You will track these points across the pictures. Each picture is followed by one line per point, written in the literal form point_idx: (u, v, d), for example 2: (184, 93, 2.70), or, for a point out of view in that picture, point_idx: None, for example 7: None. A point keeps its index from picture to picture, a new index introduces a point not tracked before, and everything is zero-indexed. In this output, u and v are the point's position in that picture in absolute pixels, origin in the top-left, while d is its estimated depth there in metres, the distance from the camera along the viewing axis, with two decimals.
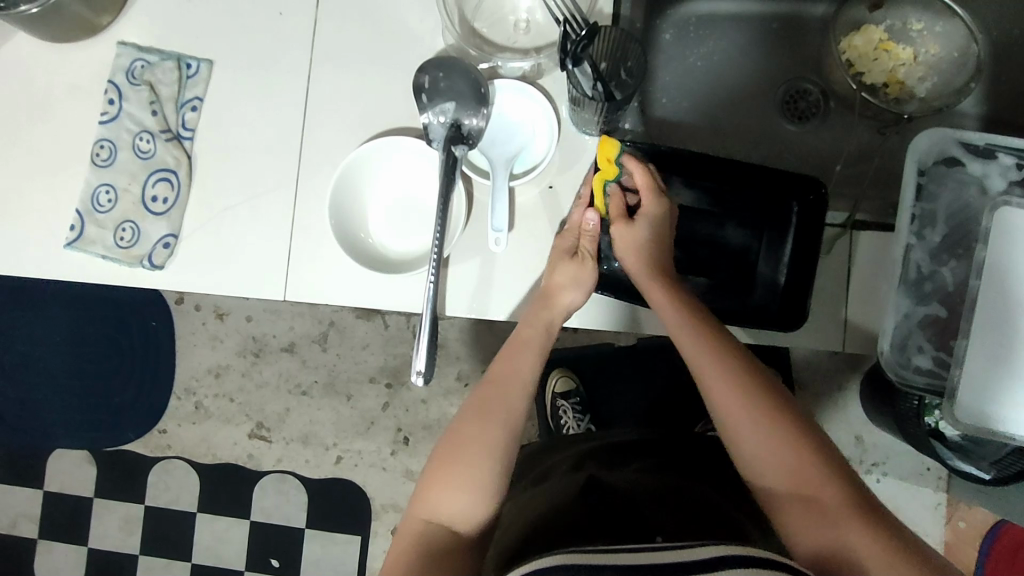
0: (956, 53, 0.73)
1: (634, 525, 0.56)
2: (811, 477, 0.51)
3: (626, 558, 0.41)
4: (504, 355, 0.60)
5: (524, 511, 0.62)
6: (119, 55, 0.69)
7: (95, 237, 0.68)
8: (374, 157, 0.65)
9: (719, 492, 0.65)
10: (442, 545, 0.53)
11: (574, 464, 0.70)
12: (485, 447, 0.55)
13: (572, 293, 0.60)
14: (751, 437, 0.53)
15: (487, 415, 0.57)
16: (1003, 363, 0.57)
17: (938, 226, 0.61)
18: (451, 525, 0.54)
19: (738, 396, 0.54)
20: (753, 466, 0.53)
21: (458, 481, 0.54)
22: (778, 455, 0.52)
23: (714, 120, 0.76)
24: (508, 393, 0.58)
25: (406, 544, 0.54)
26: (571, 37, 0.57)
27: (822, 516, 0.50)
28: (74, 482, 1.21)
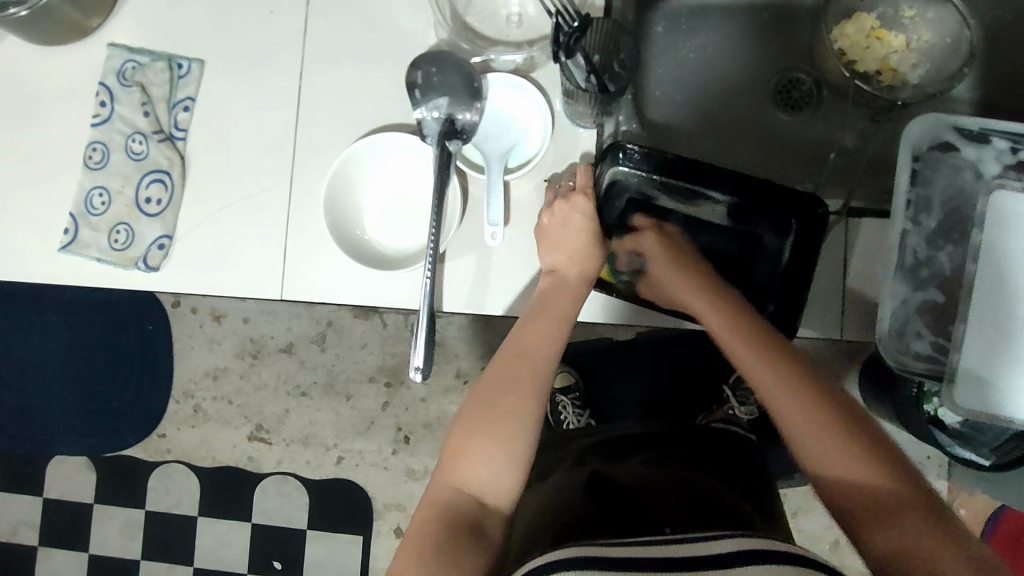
0: (949, 39, 0.73)
1: (640, 519, 0.55)
2: (868, 467, 0.47)
3: (642, 553, 0.41)
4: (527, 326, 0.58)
5: (533, 507, 0.63)
6: (110, 56, 0.69)
7: (89, 240, 0.68)
8: (368, 153, 0.65)
9: (722, 484, 0.65)
10: (472, 512, 0.49)
11: (577, 460, 0.70)
12: (514, 420, 0.53)
13: (571, 268, 0.61)
14: (803, 427, 0.50)
15: (518, 385, 0.54)
16: (1001, 348, 0.57)
17: (932, 212, 0.61)
18: (479, 496, 0.50)
19: (784, 384, 0.52)
20: (805, 453, 0.49)
21: (490, 448, 0.51)
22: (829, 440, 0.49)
23: (708, 111, 0.76)
24: (536, 361, 0.56)
25: (430, 515, 0.49)
26: (564, 30, 0.55)
27: (882, 505, 0.45)
28: (74, 488, 1.21)
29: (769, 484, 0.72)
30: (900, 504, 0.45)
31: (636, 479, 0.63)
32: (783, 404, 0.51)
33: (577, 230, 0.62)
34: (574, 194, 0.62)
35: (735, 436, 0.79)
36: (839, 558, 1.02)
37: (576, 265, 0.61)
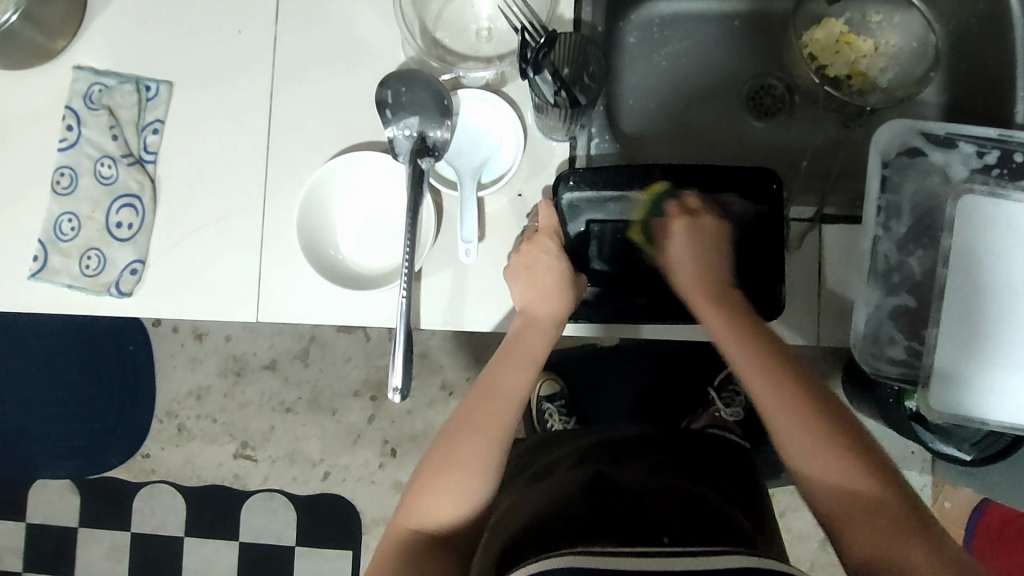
0: (915, 43, 0.74)
1: (643, 527, 0.55)
2: (853, 477, 0.50)
3: (635, 564, 0.42)
4: (499, 362, 0.60)
5: (528, 502, 0.62)
6: (76, 79, 0.68)
7: (59, 266, 0.67)
8: (341, 173, 0.64)
9: (719, 495, 0.65)
10: (423, 549, 0.52)
11: (576, 460, 0.69)
12: (478, 463, 0.55)
13: (541, 304, 0.60)
14: (798, 439, 0.53)
15: (481, 426, 0.56)
16: (970, 350, 0.59)
17: (903, 217, 0.61)
18: (436, 532, 0.53)
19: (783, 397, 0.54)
20: (801, 460, 0.52)
21: (449, 493, 0.54)
22: (830, 463, 0.51)
23: (680, 120, 0.76)
24: (500, 410, 0.57)
25: (389, 550, 0.53)
26: (531, 45, 0.57)
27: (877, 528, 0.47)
28: (56, 513, 1.19)
29: (764, 496, 0.72)
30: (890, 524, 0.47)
31: (637, 486, 0.62)
32: (782, 421, 0.54)
33: (544, 268, 0.60)
34: (539, 234, 0.61)
35: (728, 441, 0.79)
36: (829, 557, 1.02)
37: (546, 303, 0.60)
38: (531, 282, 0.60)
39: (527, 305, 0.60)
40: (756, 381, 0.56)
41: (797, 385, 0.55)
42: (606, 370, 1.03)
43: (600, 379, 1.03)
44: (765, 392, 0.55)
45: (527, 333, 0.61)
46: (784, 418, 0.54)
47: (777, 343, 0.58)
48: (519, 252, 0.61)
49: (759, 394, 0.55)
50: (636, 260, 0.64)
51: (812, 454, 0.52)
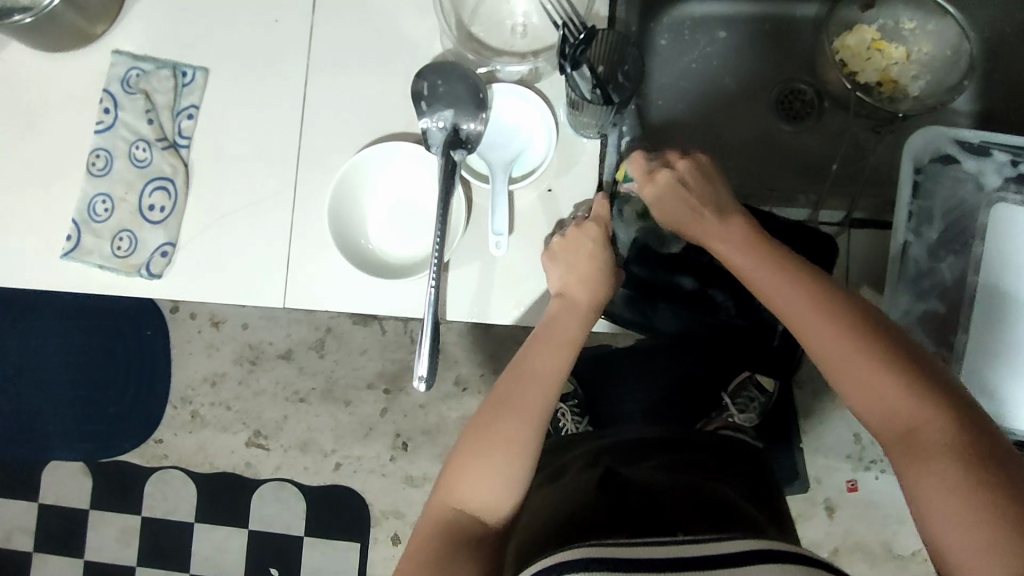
0: (949, 51, 0.73)
1: (655, 520, 0.56)
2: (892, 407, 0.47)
3: (652, 554, 0.41)
4: (538, 344, 0.59)
5: (544, 503, 0.62)
6: (114, 63, 0.69)
7: (91, 246, 0.68)
8: (374, 161, 0.65)
9: (736, 495, 0.64)
10: (462, 529, 0.53)
11: (589, 461, 0.69)
12: (509, 446, 0.54)
13: (583, 292, 0.60)
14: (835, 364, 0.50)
15: (509, 409, 0.56)
16: (1001, 358, 0.59)
17: (935, 224, 0.61)
18: (478, 516, 0.54)
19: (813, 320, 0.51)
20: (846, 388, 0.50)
21: (481, 477, 0.54)
22: (872, 383, 0.48)
23: (710, 122, 0.76)
24: (533, 396, 0.56)
25: (427, 529, 0.54)
26: (570, 41, 0.58)
27: (921, 453, 0.45)
28: (69, 494, 1.20)
29: (783, 502, 0.70)
30: (929, 438, 0.45)
31: (653, 482, 0.62)
32: (819, 343, 0.50)
33: (586, 255, 0.61)
34: (588, 222, 0.61)
35: (742, 442, 0.79)
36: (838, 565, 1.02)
37: (586, 289, 0.60)
38: (577, 270, 0.60)
39: (566, 288, 0.61)
40: (780, 301, 0.53)
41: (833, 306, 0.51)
42: (621, 368, 1.02)
43: (614, 378, 1.02)
44: (801, 318, 0.51)
45: (564, 317, 0.60)
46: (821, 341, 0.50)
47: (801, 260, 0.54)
48: (564, 239, 0.61)
49: (795, 320, 0.52)
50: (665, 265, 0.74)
51: (849, 371, 0.49)
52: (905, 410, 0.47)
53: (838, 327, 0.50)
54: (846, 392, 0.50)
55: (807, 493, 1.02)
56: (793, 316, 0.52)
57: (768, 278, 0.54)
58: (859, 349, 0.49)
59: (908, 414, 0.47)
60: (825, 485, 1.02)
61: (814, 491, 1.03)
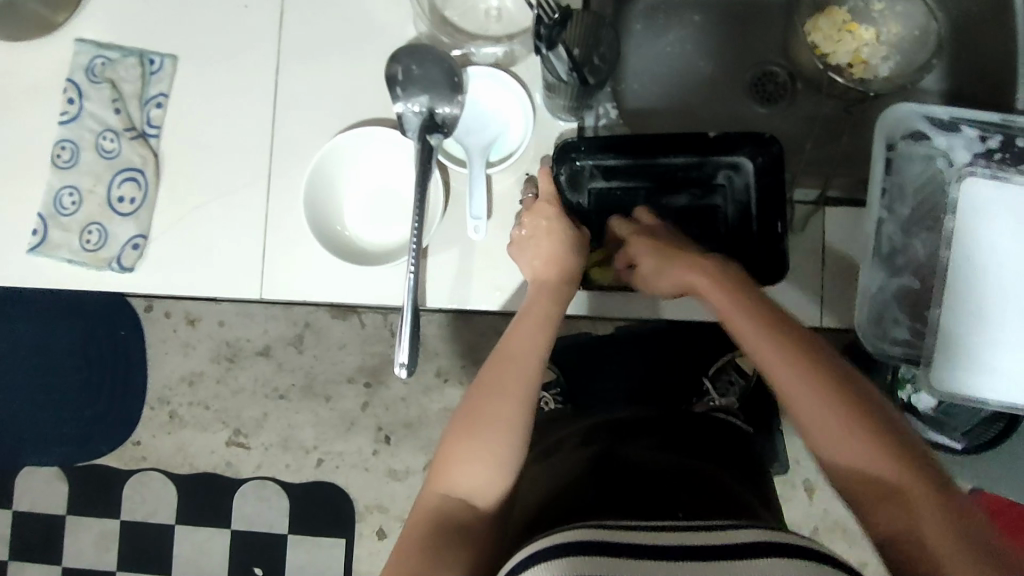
0: (917, 31, 0.74)
1: (651, 506, 0.56)
2: (874, 454, 0.48)
3: (650, 540, 0.41)
4: (521, 325, 0.58)
5: (532, 485, 0.62)
6: (77, 52, 0.67)
7: (59, 241, 0.66)
8: (348, 148, 0.64)
9: (728, 476, 0.64)
10: (457, 521, 0.51)
11: (583, 438, 0.69)
12: (502, 424, 0.53)
13: (547, 271, 0.60)
14: (814, 412, 0.49)
15: (496, 390, 0.55)
16: (974, 331, 0.60)
17: (906, 199, 0.63)
18: (469, 500, 0.52)
19: (790, 365, 0.51)
20: (817, 436, 0.49)
21: (474, 453, 0.52)
22: (862, 452, 0.48)
23: (684, 103, 0.76)
24: (519, 374, 0.55)
25: (417, 525, 0.51)
26: (545, 22, 0.55)
27: (897, 500, 0.46)
28: (44, 500, 1.17)
29: (766, 478, 0.72)
30: (927, 515, 0.45)
31: (647, 465, 0.62)
32: (795, 389, 0.50)
33: (541, 233, 0.61)
34: (538, 202, 0.62)
35: (729, 424, 0.79)
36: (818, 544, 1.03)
37: (553, 270, 0.60)
38: (535, 251, 0.60)
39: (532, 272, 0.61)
40: (755, 345, 0.53)
41: (807, 356, 0.51)
42: (605, 356, 1.04)
43: (597, 368, 1.04)
44: (779, 365, 0.51)
45: (536, 297, 0.60)
46: (814, 412, 0.49)
47: (777, 308, 0.55)
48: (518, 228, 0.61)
49: (772, 365, 0.51)
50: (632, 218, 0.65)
51: (842, 439, 0.49)
52: (913, 503, 0.46)
53: (835, 404, 0.49)
54: (817, 440, 0.50)
55: (788, 475, 1.03)
56: (785, 382, 0.51)
57: (749, 324, 0.53)
58: (861, 428, 0.48)
59: (894, 482, 0.47)
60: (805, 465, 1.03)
61: (793, 472, 1.04)
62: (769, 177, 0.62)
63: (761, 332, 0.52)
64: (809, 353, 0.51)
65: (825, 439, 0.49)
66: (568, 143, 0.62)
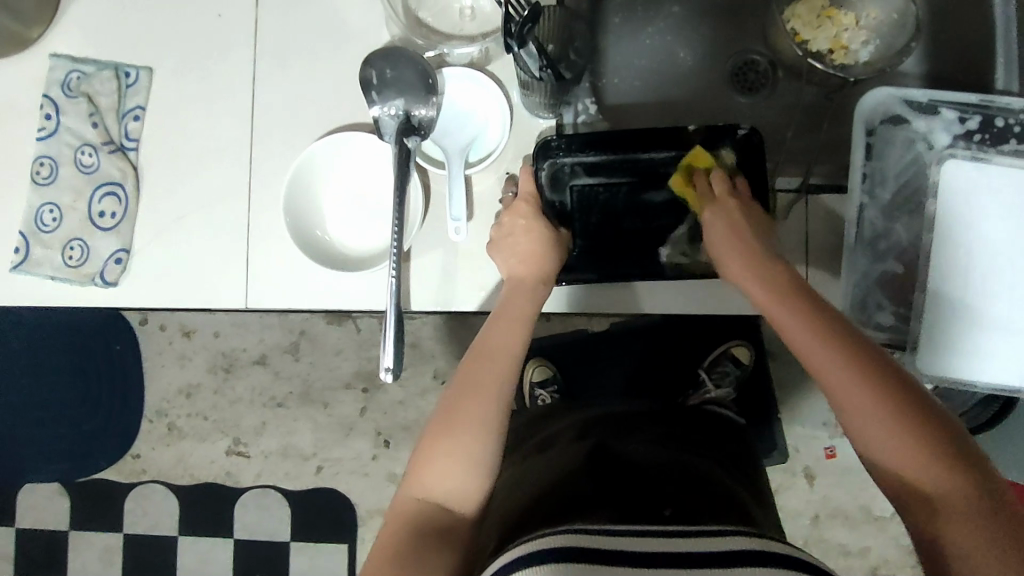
0: (896, 14, 0.73)
1: (635, 497, 0.55)
2: (928, 465, 0.44)
3: (630, 548, 0.41)
4: (499, 323, 0.58)
5: (521, 484, 0.62)
6: (53, 67, 0.67)
7: (42, 258, 0.66)
8: (326, 154, 0.64)
9: (720, 471, 0.64)
10: (433, 524, 0.51)
11: (579, 433, 0.69)
12: (477, 427, 0.53)
13: (526, 269, 0.60)
14: (862, 415, 0.46)
15: (472, 390, 0.54)
16: (957, 312, 0.60)
17: (888, 184, 0.62)
18: (445, 503, 0.52)
19: (840, 364, 0.47)
20: (868, 444, 0.46)
21: (448, 457, 0.52)
22: (913, 464, 0.45)
23: (667, 96, 0.76)
24: (494, 374, 0.55)
25: (394, 524, 0.52)
26: (515, 21, 0.53)
27: (951, 515, 0.43)
28: (46, 516, 1.18)
29: (761, 471, 0.71)
30: (983, 535, 0.42)
31: (634, 458, 0.62)
32: (841, 389, 0.47)
33: (521, 230, 0.61)
34: (516, 201, 0.62)
35: (722, 420, 0.79)
36: (820, 532, 1.03)
37: (531, 268, 0.60)
38: (514, 249, 0.61)
39: (511, 271, 0.60)
40: (800, 343, 0.50)
41: (859, 357, 0.48)
42: (597, 353, 1.04)
43: (592, 364, 1.04)
44: (825, 365, 0.48)
45: (514, 296, 0.60)
46: (864, 420, 0.46)
47: (829, 306, 0.52)
48: (496, 229, 0.62)
49: (818, 366, 0.48)
50: (615, 214, 0.64)
51: (894, 450, 0.45)
52: (970, 521, 0.43)
53: (888, 410, 0.46)
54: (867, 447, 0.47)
55: (787, 464, 1.03)
56: (835, 387, 0.47)
57: (796, 320, 0.50)
58: (914, 437, 0.45)
59: (954, 495, 0.43)
60: (804, 454, 1.03)
61: (792, 461, 1.03)
62: (752, 174, 0.62)
63: (806, 329, 0.50)
64: (861, 352, 0.48)
65: (875, 446, 0.46)
66: (551, 142, 0.62)
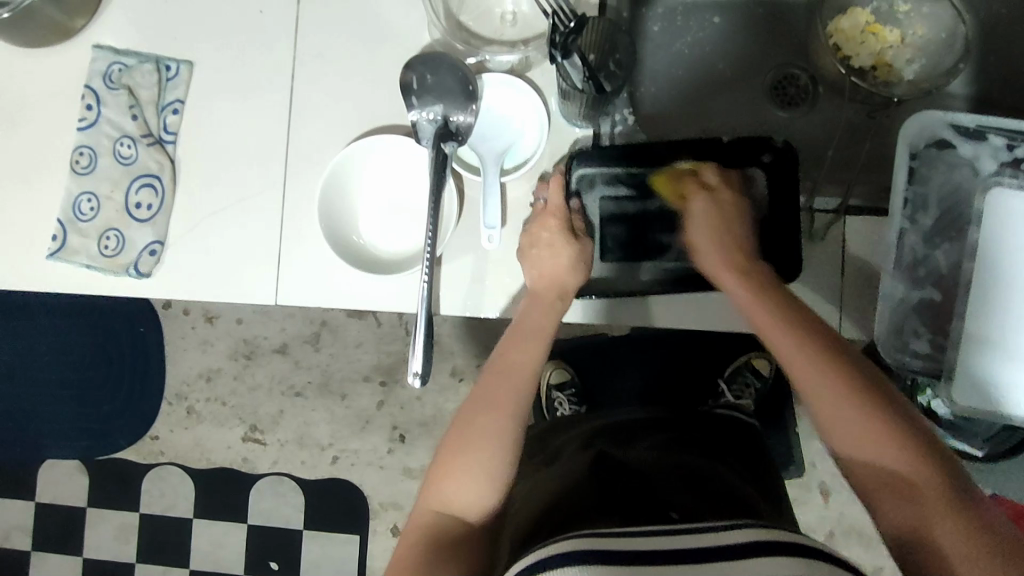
0: (944, 34, 0.73)
1: (647, 503, 0.55)
2: (872, 439, 0.50)
3: (641, 547, 0.41)
4: (513, 337, 0.59)
5: (535, 490, 0.62)
6: (95, 58, 0.68)
7: (78, 246, 0.67)
8: (361, 155, 0.64)
9: (728, 473, 0.64)
10: (451, 535, 0.52)
11: (584, 442, 0.70)
12: (491, 436, 0.54)
13: (555, 280, 0.60)
14: (815, 392, 0.53)
15: (487, 402, 0.55)
16: (998, 342, 0.59)
17: (929, 210, 0.61)
18: (462, 515, 0.52)
19: (800, 348, 0.54)
20: (822, 420, 0.53)
21: (464, 469, 0.53)
22: (873, 447, 0.50)
23: (702, 106, 0.75)
24: (511, 386, 0.56)
25: (413, 535, 0.52)
26: (560, 29, 0.54)
27: (897, 489, 0.48)
28: (67, 492, 1.20)
29: (777, 474, 0.71)
30: (927, 505, 0.47)
31: (643, 465, 0.62)
32: (801, 370, 0.54)
33: (546, 244, 0.60)
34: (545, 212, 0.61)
35: (738, 423, 0.78)
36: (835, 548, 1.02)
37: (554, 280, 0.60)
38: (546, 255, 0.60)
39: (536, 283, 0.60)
40: (767, 327, 0.56)
41: (817, 342, 0.54)
42: (616, 356, 1.04)
43: (608, 367, 1.04)
44: (785, 347, 0.55)
45: (532, 310, 0.60)
46: (847, 428, 0.51)
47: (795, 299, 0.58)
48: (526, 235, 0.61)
49: (780, 348, 0.55)
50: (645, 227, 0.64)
51: (853, 436, 0.51)
52: (915, 490, 0.48)
53: (840, 386, 0.52)
54: (821, 422, 0.53)
55: (803, 478, 1.03)
56: (801, 378, 0.54)
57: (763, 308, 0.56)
58: (862, 413, 0.51)
59: (902, 469, 0.49)
60: (820, 469, 1.03)
61: (807, 476, 1.03)
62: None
63: (768, 317, 0.56)
64: (814, 338, 0.54)
65: (828, 421, 0.52)
66: (584, 150, 0.61)
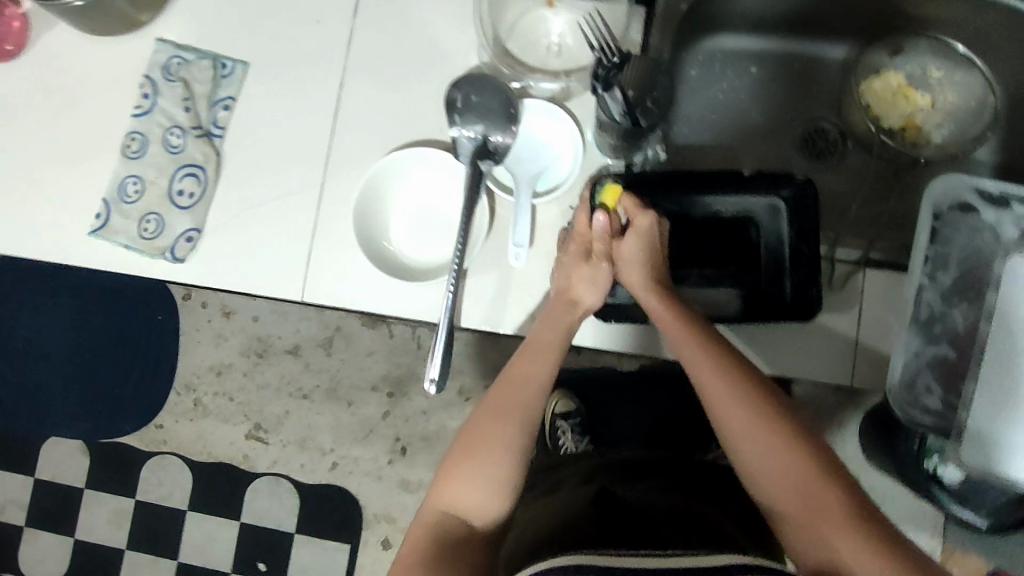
0: (974, 102, 0.75)
1: (645, 537, 0.55)
2: (787, 468, 0.51)
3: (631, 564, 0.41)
4: (524, 351, 0.59)
5: (535, 518, 0.63)
6: (157, 51, 0.71)
7: (118, 227, 0.69)
8: (403, 165, 0.66)
9: (726, 519, 0.64)
10: (455, 538, 0.52)
11: (585, 477, 0.70)
12: (496, 447, 0.54)
13: (591, 296, 0.61)
14: (732, 420, 0.53)
15: (497, 413, 0.56)
16: (1009, 403, 0.59)
17: (950, 269, 0.62)
18: (465, 516, 0.53)
19: (717, 373, 0.55)
20: (739, 451, 0.53)
21: (469, 476, 0.54)
22: (788, 475, 0.51)
23: (731, 150, 0.77)
24: (522, 399, 0.57)
25: (417, 537, 0.53)
26: (603, 63, 0.57)
27: (811, 518, 0.49)
28: (66, 472, 1.21)
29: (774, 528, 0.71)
30: (841, 534, 0.47)
31: (644, 503, 0.63)
32: (717, 397, 0.54)
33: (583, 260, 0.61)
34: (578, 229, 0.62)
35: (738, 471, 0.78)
36: None
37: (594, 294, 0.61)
38: (590, 266, 0.61)
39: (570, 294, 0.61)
40: (684, 350, 0.56)
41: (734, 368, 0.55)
42: (622, 391, 1.04)
43: (613, 400, 1.04)
44: (701, 372, 0.55)
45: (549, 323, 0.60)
46: (763, 453, 0.52)
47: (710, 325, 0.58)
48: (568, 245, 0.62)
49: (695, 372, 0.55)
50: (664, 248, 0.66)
51: (770, 467, 0.51)
52: (828, 516, 0.48)
53: (754, 413, 0.53)
54: (738, 452, 0.53)
55: None
56: (718, 405, 0.54)
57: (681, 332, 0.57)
58: (776, 440, 0.52)
59: (817, 498, 0.49)
60: None
61: None
62: (806, 244, 0.62)
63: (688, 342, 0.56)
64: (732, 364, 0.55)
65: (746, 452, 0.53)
66: (603, 176, 0.64)
